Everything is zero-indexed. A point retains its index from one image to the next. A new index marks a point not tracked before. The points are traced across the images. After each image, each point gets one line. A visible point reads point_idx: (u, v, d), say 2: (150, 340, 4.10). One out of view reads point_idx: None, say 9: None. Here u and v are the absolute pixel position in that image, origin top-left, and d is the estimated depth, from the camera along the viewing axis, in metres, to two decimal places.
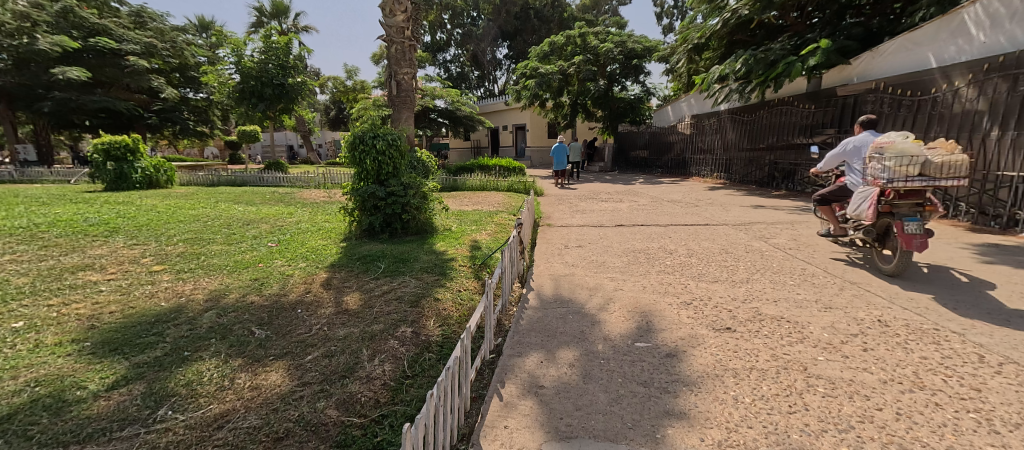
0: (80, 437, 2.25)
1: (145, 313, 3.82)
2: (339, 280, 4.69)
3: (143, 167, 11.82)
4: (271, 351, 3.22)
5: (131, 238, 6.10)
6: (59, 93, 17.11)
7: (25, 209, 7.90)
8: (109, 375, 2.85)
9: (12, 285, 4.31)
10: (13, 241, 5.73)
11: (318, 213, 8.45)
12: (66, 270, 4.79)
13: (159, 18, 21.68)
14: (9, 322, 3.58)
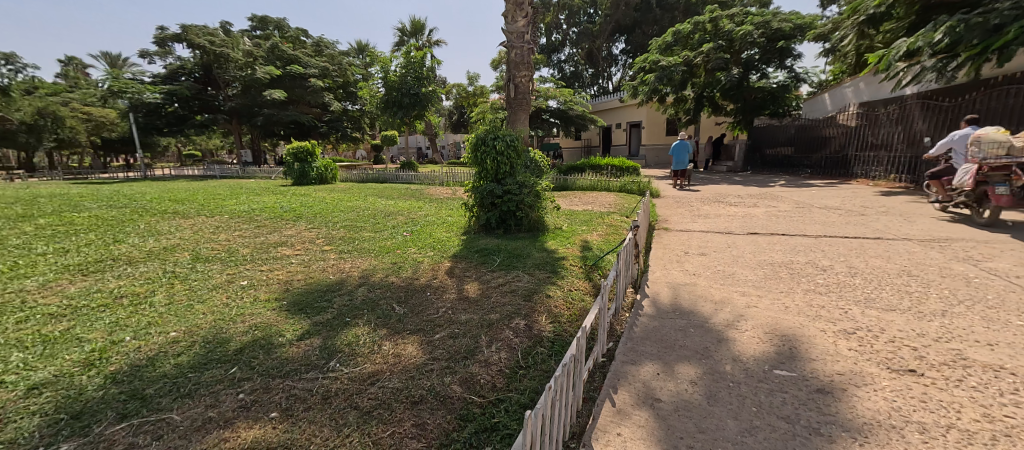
0: (281, 374, 2.83)
1: (319, 282, 4.51)
2: (460, 269, 4.97)
3: (318, 166, 14.13)
4: (408, 325, 3.55)
5: (311, 222, 7.28)
6: (267, 110, 21.24)
7: (246, 197, 10.06)
8: (299, 328, 3.48)
9: (239, 253, 5.45)
10: (240, 221, 7.26)
11: (443, 207, 9.14)
12: (271, 245, 5.90)
13: (331, 45, 26.04)
14: (238, 280, 4.57)
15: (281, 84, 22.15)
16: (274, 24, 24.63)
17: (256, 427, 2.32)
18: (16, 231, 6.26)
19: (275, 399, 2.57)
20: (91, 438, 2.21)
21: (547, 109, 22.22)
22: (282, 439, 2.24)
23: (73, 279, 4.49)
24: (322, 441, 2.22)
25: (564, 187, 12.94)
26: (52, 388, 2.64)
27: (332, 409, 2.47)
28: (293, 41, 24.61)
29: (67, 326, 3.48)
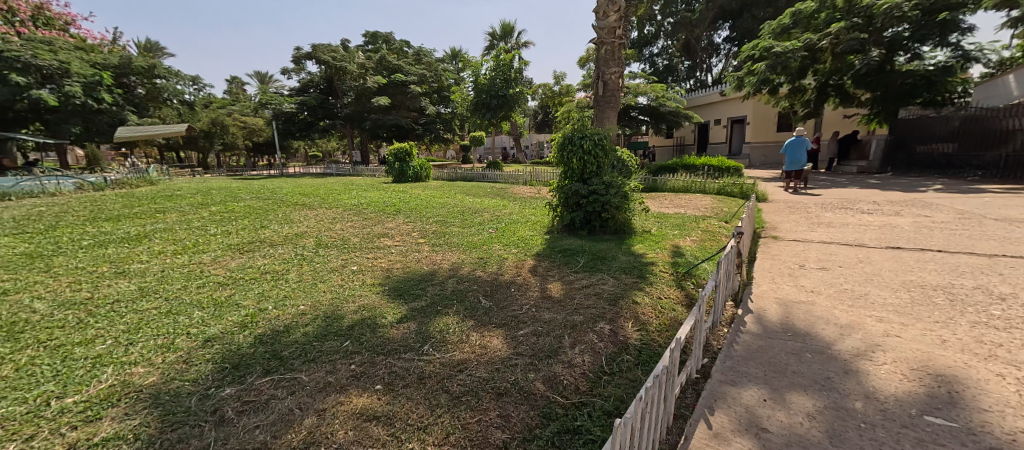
0: (384, 351, 3.09)
1: (415, 272, 4.72)
2: (544, 268, 4.86)
3: (414, 166, 15.08)
4: (493, 319, 3.53)
5: (408, 216, 7.70)
6: (373, 116, 23.26)
7: (355, 193, 11.01)
8: (398, 312, 3.70)
9: (350, 241, 5.91)
10: (352, 213, 7.84)
11: (526, 206, 9.14)
12: (375, 235, 6.31)
13: (429, 53, 27.75)
14: (350, 264, 4.96)
15: (386, 91, 24.08)
16: (383, 38, 27.00)
17: (364, 396, 2.60)
18: (188, 215, 7.50)
19: (379, 373, 2.82)
20: (246, 386, 2.74)
21: (635, 107, 21.17)
22: (386, 410, 2.46)
23: (233, 255, 5.26)
24: (418, 419, 2.37)
25: (653, 188, 12.19)
26: (220, 342, 3.29)
27: (426, 390, 2.62)
28: (399, 52, 26.83)
29: (228, 293, 4.17)
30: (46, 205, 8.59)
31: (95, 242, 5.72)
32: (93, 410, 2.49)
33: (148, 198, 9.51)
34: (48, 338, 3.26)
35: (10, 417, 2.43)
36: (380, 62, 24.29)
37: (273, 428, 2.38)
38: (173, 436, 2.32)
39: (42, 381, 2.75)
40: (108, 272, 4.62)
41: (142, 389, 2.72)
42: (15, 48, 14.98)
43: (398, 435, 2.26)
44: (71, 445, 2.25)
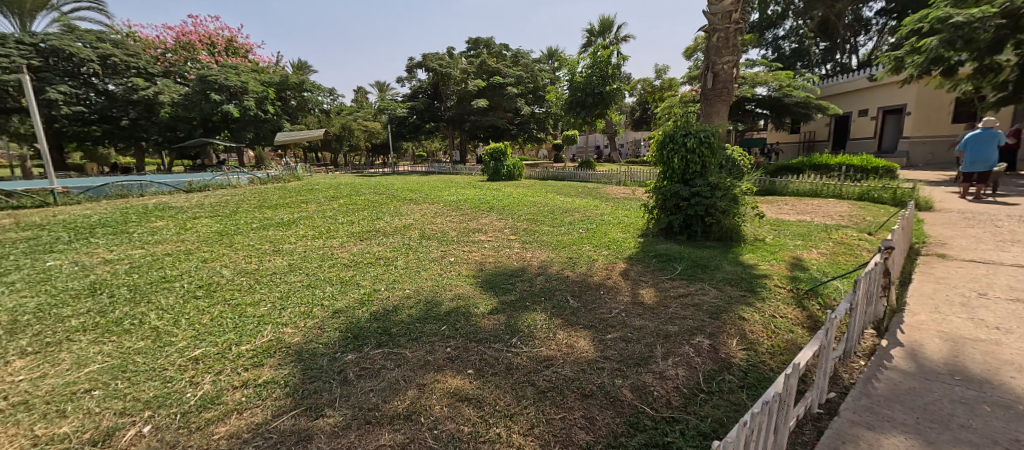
0: (476, 337, 3.34)
1: (505, 267, 4.96)
2: (636, 273, 4.76)
3: (508, 165, 15.49)
4: (581, 320, 3.58)
5: (501, 214, 8.04)
6: (473, 117, 24.44)
7: (454, 190, 11.76)
8: (489, 303, 3.94)
9: (449, 235, 6.35)
10: (451, 209, 8.45)
11: (619, 207, 8.94)
12: (470, 230, 6.70)
13: (527, 55, 28.28)
14: (448, 256, 5.38)
15: (485, 94, 25.15)
16: (484, 43, 28.23)
17: (457, 378, 2.86)
18: (322, 206, 8.70)
19: (470, 358, 3.07)
20: (362, 355, 3.18)
21: (752, 98, 19.34)
22: (476, 393, 2.68)
23: (355, 242, 6.05)
24: (506, 406, 2.55)
25: (772, 191, 11.00)
26: (344, 314, 3.84)
27: (513, 381, 2.78)
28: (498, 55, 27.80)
29: (352, 273, 4.84)
30: (224, 195, 10.62)
31: (259, 225, 7.00)
32: (257, 357, 3.14)
33: (294, 191, 11.22)
34: (227, 298, 4.13)
35: (205, 354, 3.16)
36: (481, 66, 25.21)
37: (383, 393, 2.74)
38: (309, 387, 2.82)
39: (222, 331, 3.49)
40: (268, 249, 5.66)
41: (287, 346, 3.32)
42: (215, 72, 18.85)
43: (487, 418, 2.46)
44: (243, 382, 2.87)
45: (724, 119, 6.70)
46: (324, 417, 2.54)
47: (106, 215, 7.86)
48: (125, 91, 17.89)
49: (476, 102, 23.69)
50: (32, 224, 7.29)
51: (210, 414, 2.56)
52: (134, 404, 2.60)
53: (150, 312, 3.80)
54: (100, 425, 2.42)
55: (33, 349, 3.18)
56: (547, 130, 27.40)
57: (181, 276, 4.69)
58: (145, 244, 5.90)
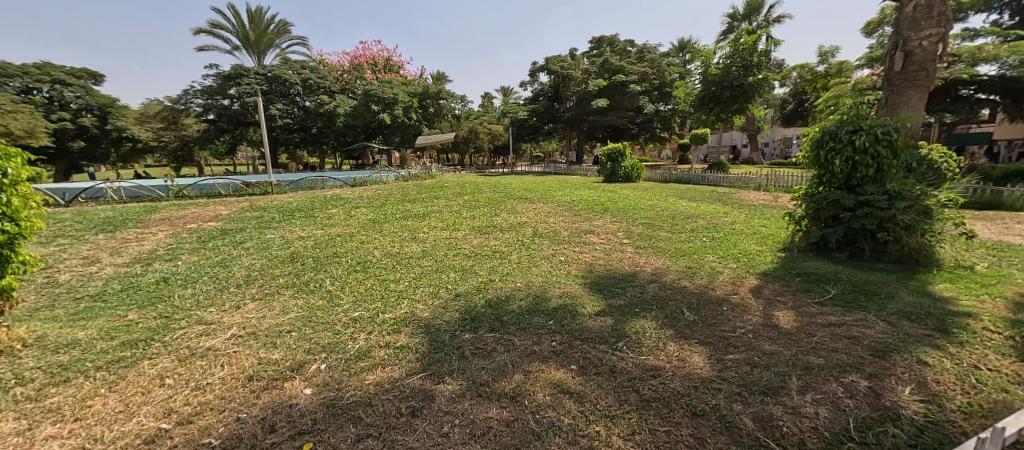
0: (581, 336, 3.54)
1: (616, 271, 5.00)
2: (771, 292, 4.30)
3: (626, 167, 15.16)
4: (697, 335, 3.48)
5: (614, 217, 7.95)
6: (593, 117, 24.02)
7: (568, 191, 11.92)
8: (597, 305, 4.09)
9: (560, 235, 6.60)
10: (564, 209, 8.70)
11: (755, 216, 8.05)
12: (582, 231, 6.85)
13: (654, 48, 26.68)
14: (557, 255, 5.64)
15: (606, 93, 24.57)
16: (608, 41, 27.69)
17: (561, 371, 3.10)
18: (450, 202, 9.71)
19: (574, 355, 3.28)
20: (477, 336, 3.63)
21: (969, 80, 14.79)
22: (578, 388, 2.90)
23: (476, 235, 6.71)
24: (608, 407, 2.69)
25: (995, 204, 8.53)
26: (464, 297, 4.40)
27: (615, 384, 2.91)
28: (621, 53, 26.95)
29: (473, 262, 5.42)
30: (376, 190, 12.46)
31: (401, 216, 8.17)
32: (396, 325, 3.82)
33: (428, 188, 12.64)
34: (377, 274, 5.02)
35: (360, 316, 3.95)
36: (604, 64, 24.55)
37: (493, 372, 3.12)
38: (434, 356, 3.36)
39: (372, 299, 4.33)
40: (406, 236, 6.65)
41: (418, 318, 3.97)
42: (376, 87, 22.36)
43: (587, 414, 2.65)
44: (387, 342, 3.54)
45: (916, 110, 5.25)
46: (444, 384, 3.01)
47: (299, 203, 9.96)
48: (316, 106, 22.72)
49: (596, 101, 23.23)
50: (254, 207, 9.69)
51: (362, 364, 3.22)
52: (315, 347, 3.40)
53: (325, 278, 4.86)
54: (295, 357, 3.25)
55: (257, 296, 4.37)
56: (672, 129, 25.66)
57: (347, 252, 5.84)
58: (321, 226, 7.43)
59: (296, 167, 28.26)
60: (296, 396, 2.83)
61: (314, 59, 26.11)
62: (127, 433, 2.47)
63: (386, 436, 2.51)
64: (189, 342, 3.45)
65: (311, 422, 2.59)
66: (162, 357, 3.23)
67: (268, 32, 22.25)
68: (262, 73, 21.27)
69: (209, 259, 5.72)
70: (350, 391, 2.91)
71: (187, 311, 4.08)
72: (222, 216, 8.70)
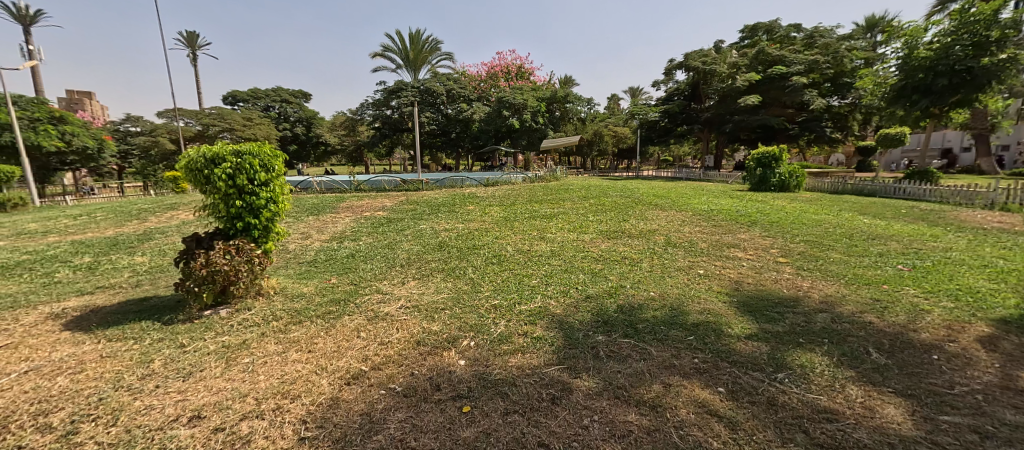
0: (727, 357, 3.31)
1: (772, 292, 4.50)
2: (1018, 348, 3.30)
3: (781, 173, 12.83)
4: (889, 383, 2.95)
5: (766, 230, 7.08)
6: (737, 117, 21.42)
7: (706, 198, 11.06)
8: (746, 328, 3.76)
9: (698, 246, 6.21)
10: (700, 219, 8.10)
11: (983, 243, 6.26)
12: (721, 245, 6.28)
13: (830, 32, 21.91)
14: (697, 268, 5.30)
15: (756, 89, 21.43)
16: (764, 29, 23.51)
17: (706, 391, 2.95)
18: (576, 205, 9.83)
19: (722, 377, 3.09)
20: (609, 340, 3.63)
21: None
22: (728, 413, 2.71)
23: (604, 239, 6.67)
24: (766, 441, 2.48)
25: None
26: (596, 301, 4.42)
27: (774, 418, 2.66)
28: (780, 41, 23.09)
29: (606, 267, 5.41)
30: (506, 191, 13.00)
31: (530, 216, 8.56)
32: (532, 318, 4.04)
33: (555, 190, 12.86)
34: (511, 268, 5.41)
35: (500, 305, 4.34)
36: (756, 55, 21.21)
37: (630, 378, 3.10)
38: (569, 351, 3.46)
39: (508, 290, 4.71)
40: (537, 235, 6.92)
41: (552, 315, 4.10)
42: (509, 94, 23.72)
43: (740, 442, 2.49)
44: (524, 332, 3.78)
45: None
46: (581, 379, 3.10)
47: (442, 200, 11.03)
48: (456, 114, 25.01)
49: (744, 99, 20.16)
50: (409, 201, 11.05)
51: (505, 347, 3.53)
52: (464, 326, 3.92)
53: (467, 266, 5.52)
54: (450, 332, 3.82)
55: (416, 275, 5.28)
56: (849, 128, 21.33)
57: (484, 246, 6.37)
58: (462, 221, 8.17)
59: (435, 167, 31.32)
60: (453, 364, 3.33)
61: (456, 71, 28.84)
62: (340, 368, 3.32)
63: (530, 415, 2.71)
64: (372, 306, 4.43)
65: (467, 388, 3.01)
66: (356, 315, 4.23)
67: (423, 51, 25.17)
68: (416, 86, 24.77)
69: (379, 241, 6.94)
70: (497, 369, 3.24)
71: (369, 280, 5.20)
72: (386, 208, 10.12)
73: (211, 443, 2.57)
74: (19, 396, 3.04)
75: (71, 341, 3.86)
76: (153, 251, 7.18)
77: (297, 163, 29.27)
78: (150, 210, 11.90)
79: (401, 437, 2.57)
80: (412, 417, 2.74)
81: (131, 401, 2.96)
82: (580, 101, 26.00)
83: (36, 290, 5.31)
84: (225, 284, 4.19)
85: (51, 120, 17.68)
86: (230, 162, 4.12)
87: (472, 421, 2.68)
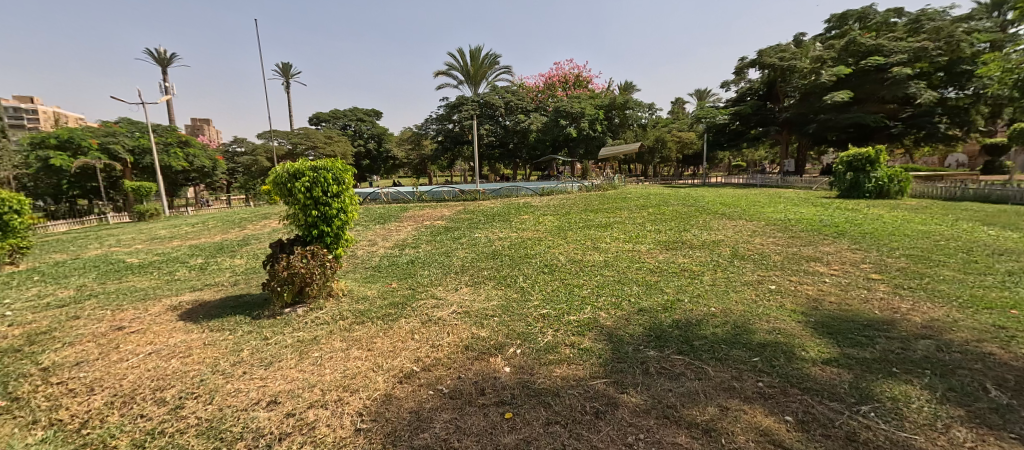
0: (799, 384, 2.96)
1: (860, 314, 3.96)
2: None
3: (878, 176, 11.35)
4: (1012, 427, 2.44)
5: (855, 242, 6.30)
6: (825, 116, 19.42)
7: (785, 207, 10.12)
8: (825, 351, 3.34)
9: (771, 259, 5.67)
10: (775, 229, 7.43)
11: None
12: (801, 258, 5.68)
13: (940, 14, 19.16)
14: (767, 283, 4.84)
15: (848, 84, 19.32)
16: (855, 17, 21.21)
17: (771, 418, 2.65)
18: (633, 214, 9.49)
19: (791, 405, 2.76)
20: (661, 357, 3.40)
21: None
22: (797, 445, 2.41)
23: (661, 250, 6.34)
24: None
25: None
26: (649, 314, 4.19)
27: None
28: (876, 30, 20.57)
29: (662, 279, 5.13)
30: (562, 200, 12.89)
31: (584, 225, 8.39)
32: (580, 329, 3.92)
33: (612, 199, 12.52)
34: (561, 277, 5.32)
35: (548, 314, 4.28)
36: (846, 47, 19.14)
37: (682, 398, 2.88)
38: (617, 365, 3.30)
39: (558, 300, 4.62)
40: (589, 245, 6.77)
41: (601, 327, 3.95)
42: (566, 103, 23.58)
43: None
44: (571, 343, 3.68)
45: None
46: (627, 395, 2.93)
47: (497, 209, 11.22)
48: (513, 125, 25.42)
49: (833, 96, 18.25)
50: (466, 210, 11.37)
51: (551, 357, 3.46)
52: (511, 333, 3.91)
53: (519, 274, 5.52)
54: (498, 339, 3.83)
55: (469, 282, 5.38)
56: (970, 123, 18.39)
57: (535, 255, 6.35)
58: (515, 230, 8.20)
59: (496, 177, 32.01)
60: (498, 370, 3.32)
61: (515, 83, 29.42)
62: (394, 367, 3.44)
63: (572, 428, 2.62)
64: (427, 310, 4.58)
65: (510, 395, 2.98)
66: (412, 318, 4.39)
67: (483, 66, 25.97)
68: (476, 100, 25.69)
69: (437, 249, 7.18)
70: (541, 378, 3.17)
71: (425, 286, 5.38)
72: (445, 217, 10.48)
73: (283, 426, 2.79)
74: (143, 373, 3.54)
75: (182, 330, 4.41)
76: (249, 255, 8.06)
77: (370, 176, 31.40)
78: (249, 219, 13.40)
79: (445, 437, 2.60)
80: (456, 419, 2.77)
81: (223, 384, 3.32)
82: (642, 107, 25.19)
83: (161, 285, 6.18)
84: (302, 285, 4.56)
85: (180, 144, 20.78)
86: (307, 176, 4.52)
87: (513, 427, 2.64)
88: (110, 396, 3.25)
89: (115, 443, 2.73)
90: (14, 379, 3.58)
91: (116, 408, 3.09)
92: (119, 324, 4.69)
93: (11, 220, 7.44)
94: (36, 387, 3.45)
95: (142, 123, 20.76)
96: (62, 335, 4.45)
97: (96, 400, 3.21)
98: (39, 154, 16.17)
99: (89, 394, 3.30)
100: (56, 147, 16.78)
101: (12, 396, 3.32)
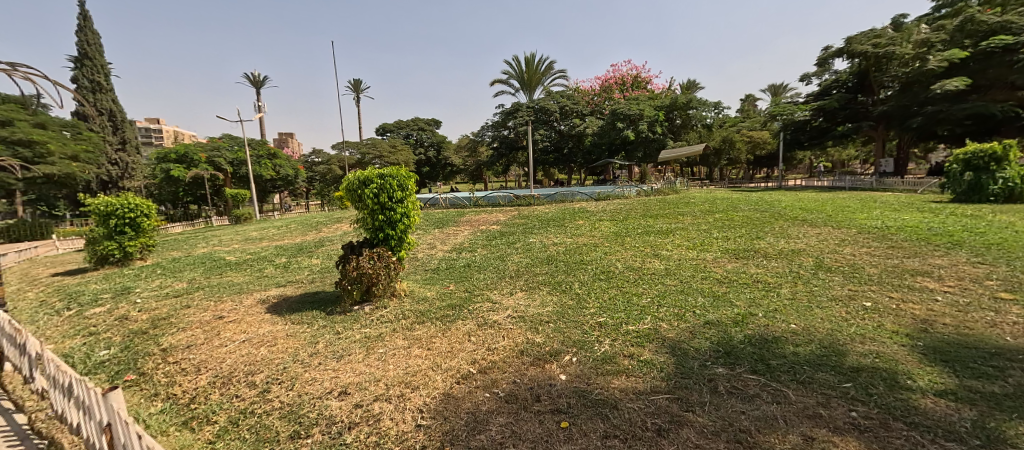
0: (904, 417, 2.54)
1: (984, 340, 3.36)
2: None
3: (1007, 176, 9.72)
4: None
5: (976, 254, 5.42)
6: (931, 107, 17.01)
7: (881, 213, 9.02)
8: (939, 382, 2.86)
9: (864, 272, 5.03)
10: (869, 237, 6.65)
11: None
12: (904, 271, 5.00)
13: None
14: (860, 299, 4.28)
15: (960, 70, 16.83)
16: None
17: None
18: (697, 219, 8.93)
19: (893, 439, 2.39)
20: (733, 375, 3.10)
21: None
22: None
23: (731, 259, 5.88)
24: None
25: None
26: (716, 328, 3.86)
27: None
28: (1001, 4, 17.15)
29: (731, 290, 4.74)
30: (619, 205, 12.53)
31: (642, 231, 8.04)
32: (640, 340, 3.70)
33: (674, 203, 11.98)
34: (619, 284, 5.11)
35: (605, 323, 4.10)
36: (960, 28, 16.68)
37: (757, 422, 2.59)
38: (681, 381, 3.06)
39: (616, 309, 4.40)
40: (649, 252, 6.46)
41: (665, 339, 3.70)
42: (625, 105, 22.96)
43: None
44: (631, 353, 3.48)
45: None
46: (693, 414, 2.69)
47: (551, 213, 11.16)
48: (569, 129, 25.22)
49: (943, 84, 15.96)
50: (521, 215, 11.41)
51: (609, 367, 3.29)
52: (567, 340, 3.78)
53: (575, 280, 5.38)
54: (554, 345, 3.71)
55: (525, 287, 5.31)
56: None
57: (593, 262, 6.15)
58: (571, 235, 8.04)
59: (552, 182, 31.90)
60: (554, 377, 3.21)
61: (571, 87, 29.12)
62: (452, 368, 3.45)
63: (631, 443, 2.45)
64: (484, 313, 4.57)
65: (567, 404, 2.85)
66: (468, 320, 4.41)
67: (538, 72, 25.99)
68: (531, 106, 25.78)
69: (492, 253, 7.20)
70: (598, 388, 3.02)
71: (482, 290, 5.38)
72: (500, 222, 10.54)
73: (352, 416, 2.89)
74: (239, 357, 3.87)
75: (269, 321, 4.75)
76: (325, 256, 8.60)
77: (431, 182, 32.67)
78: (325, 223, 14.43)
79: (501, 440, 2.54)
80: (512, 423, 2.70)
81: (303, 372, 3.51)
82: (706, 106, 23.88)
83: (253, 281, 6.76)
84: (369, 284, 4.77)
85: (270, 156, 22.95)
86: (376, 182, 4.73)
87: (569, 437, 2.52)
88: (213, 376, 3.62)
89: (215, 418, 3.04)
90: (142, 356, 4.13)
91: (217, 387, 3.44)
92: (220, 313, 5.17)
93: (142, 223, 8.45)
94: (158, 364, 3.95)
95: (239, 138, 23.26)
96: (176, 320, 4.99)
97: (202, 378, 3.60)
98: (164, 167, 18.71)
99: (196, 373, 3.70)
100: (175, 161, 19.31)
101: (141, 371, 3.86)
